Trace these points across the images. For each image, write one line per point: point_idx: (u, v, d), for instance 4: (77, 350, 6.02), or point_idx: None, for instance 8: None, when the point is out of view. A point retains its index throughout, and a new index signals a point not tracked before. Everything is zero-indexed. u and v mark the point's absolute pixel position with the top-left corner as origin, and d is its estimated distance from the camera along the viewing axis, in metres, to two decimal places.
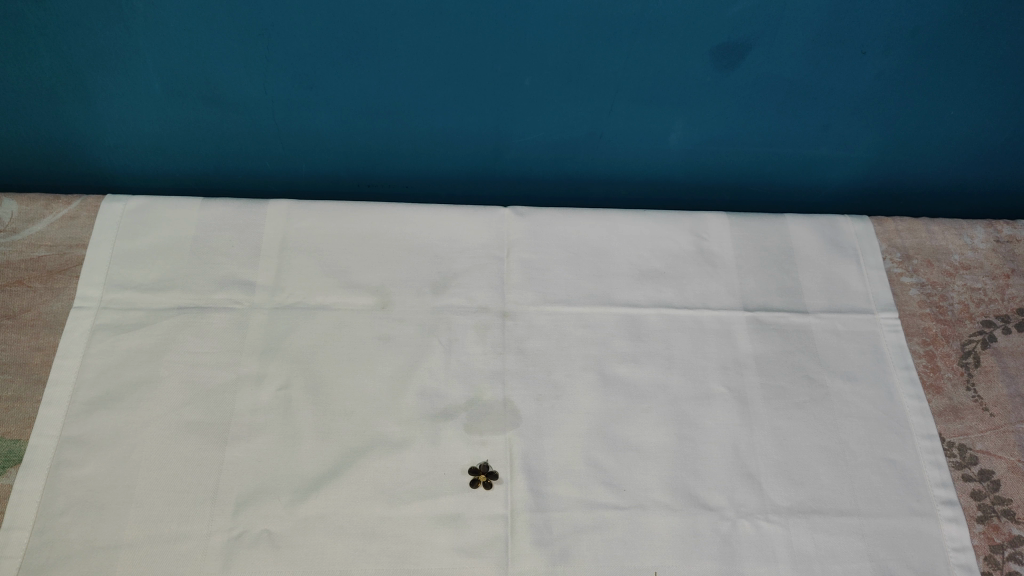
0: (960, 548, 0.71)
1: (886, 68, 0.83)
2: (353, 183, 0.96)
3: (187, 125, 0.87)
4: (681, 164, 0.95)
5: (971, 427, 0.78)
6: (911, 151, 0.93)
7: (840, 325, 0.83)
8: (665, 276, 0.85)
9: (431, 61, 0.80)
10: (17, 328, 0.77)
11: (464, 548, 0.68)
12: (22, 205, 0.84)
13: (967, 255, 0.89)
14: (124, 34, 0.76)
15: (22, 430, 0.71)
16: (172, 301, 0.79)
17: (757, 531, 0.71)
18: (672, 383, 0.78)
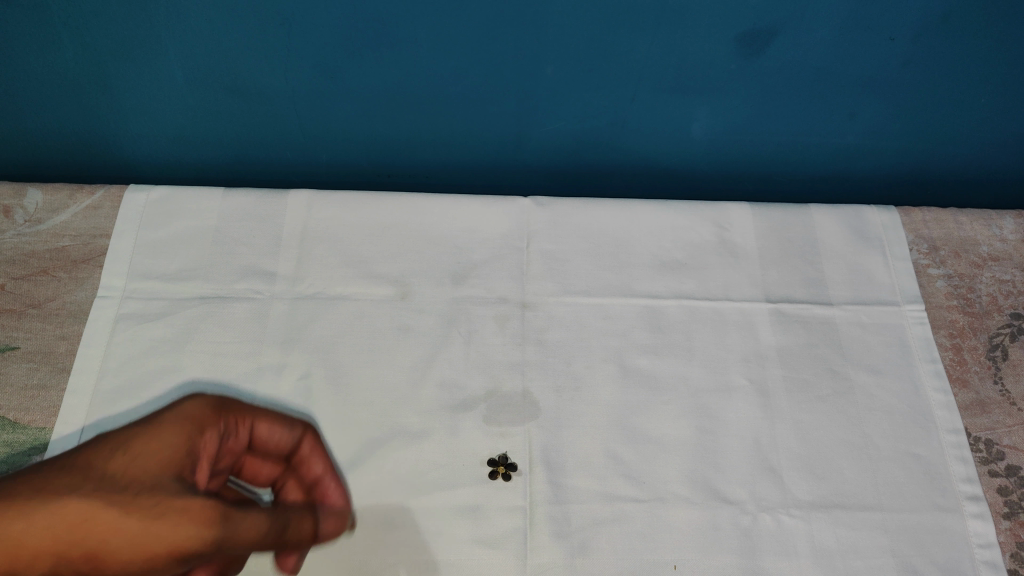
0: (985, 544, 0.70)
1: (915, 55, 0.81)
2: (373, 172, 0.96)
3: (209, 115, 0.87)
4: (703, 154, 0.93)
5: (999, 422, 0.76)
6: (939, 139, 0.92)
7: (865, 317, 0.82)
8: (686, 267, 0.84)
9: (452, 50, 0.79)
10: (41, 317, 0.78)
11: (483, 539, 0.68)
12: (47, 195, 0.85)
13: (995, 246, 0.88)
14: (146, 24, 0.76)
15: (47, 419, 0.72)
16: (194, 291, 0.79)
17: (778, 525, 0.70)
18: (693, 376, 0.77)
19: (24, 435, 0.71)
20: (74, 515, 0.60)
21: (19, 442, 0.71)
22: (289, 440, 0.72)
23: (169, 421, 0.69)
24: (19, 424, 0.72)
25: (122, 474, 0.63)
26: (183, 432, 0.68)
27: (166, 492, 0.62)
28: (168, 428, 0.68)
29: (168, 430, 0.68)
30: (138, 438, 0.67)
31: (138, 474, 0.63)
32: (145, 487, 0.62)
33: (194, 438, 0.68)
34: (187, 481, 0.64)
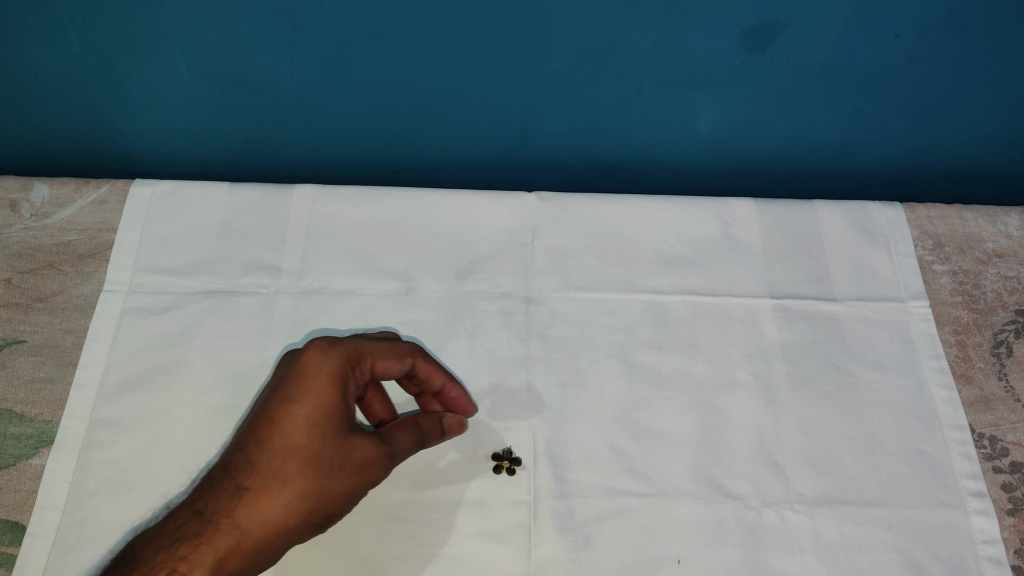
0: (989, 540, 0.70)
1: (921, 51, 0.81)
2: (378, 168, 0.96)
3: (214, 109, 0.87)
4: (708, 149, 0.94)
5: (1003, 419, 0.76)
6: (944, 135, 0.92)
7: (869, 313, 0.82)
8: (691, 262, 0.84)
9: (457, 45, 0.79)
10: (48, 311, 0.78)
11: (487, 533, 0.68)
12: (53, 189, 0.86)
13: (1001, 242, 0.88)
14: (152, 19, 0.76)
15: (54, 412, 0.73)
16: (199, 285, 0.80)
17: (782, 521, 0.70)
18: (697, 371, 0.77)
19: (31, 428, 0.72)
20: (328, 493, 0.63)
21: (27, 436, 0.71)
22: (403, 366, 0.68)
23: (314, 382, 0.64)
24: (26, 417, 0.72)
25: (348, 446, 0.63)
26: (336, 395, 0.64)
27: (386, 461, 0.65)
28: (321, 390, 0.64)
29: (318, 393, 0.64)
30: (306, 403, 0.63)
31: (366, 454, 0.64)
32: (369, 466, 0.64)
33: (346, 400, 0.65)
34: (388, 442, 0.65)
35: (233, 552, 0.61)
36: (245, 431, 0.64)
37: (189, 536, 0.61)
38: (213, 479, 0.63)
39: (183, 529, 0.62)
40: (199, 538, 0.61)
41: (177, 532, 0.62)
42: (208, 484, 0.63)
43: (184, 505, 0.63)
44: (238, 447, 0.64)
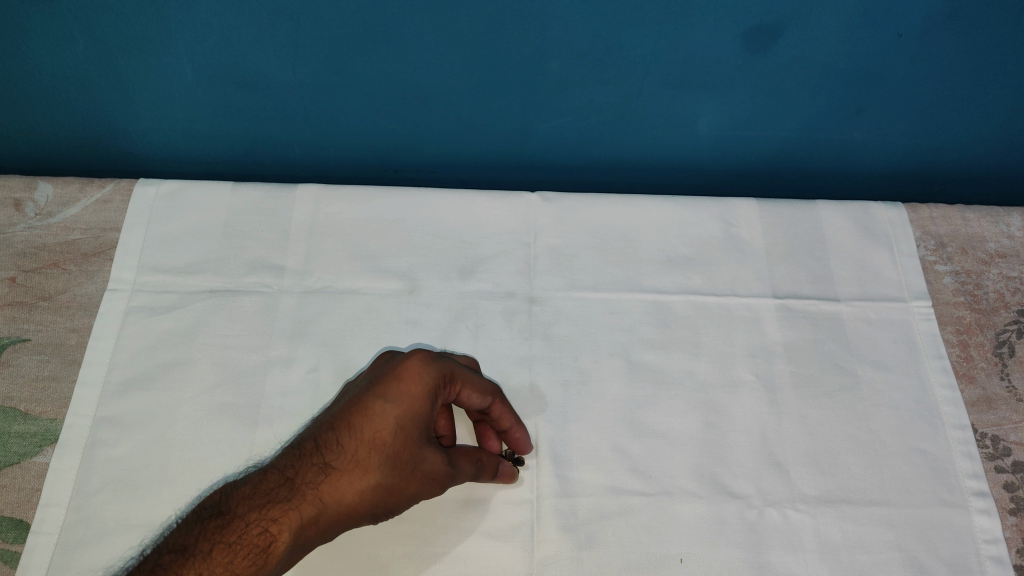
0: (991, 540, 0.70)
1: (922, 52, 0.81)
2: (381, 167, 0.96)
3: (218, 110, 0.87)
4: (710, 150, 0.94)
5: (1005, 418, 0.77)
6: (946, 136, 0.92)
7: (872, 314, 0.82)
8: (693, 263, 0.85)
9: (460, 45, 0.79)
10: (52, 309, 0.79)
11: (490, 532, 0.69)
12: (57, 188, 0.86)
13: (1003, 243, 0.88)
14: (156, 19, 0.77)
15: (58, 410, 0.73)
16: (203, 284, 0.80)
17: (785, 520, 0.70)
18: (700, 371, 0.78)
19: (35, 427, 0.72)
20: (398, 495, 0.65)
21: (31, 434, 0.72)
22: (483, 402, 0.70)
23: (410, 390, 0.67)
24: (30, 415, 0.73)
25: (424, 454, 0.66)
26: (424, 404, 0.67)
27: (447, 481, 0.67)
28: (414, 395, 0.67)
29: (412, 398, 0.67)
30: (399, 405, 0.67)
31: (435, 468, 0.66)
32: (434, 480, 0.66)
33: (431, 412, 0.67)
34: (456, 465, 0.67)
35: (309, 528, 0.63)
36: (339, 416, 0.67)
37: (278, 500, 0.63)
38: (303, 451, 0.66)
39: (272, 492, 0.64)
40: (287, 504, 0.63)
41: (267, 493, 0.64)
42: (298, 455, 0.66)
43: (273, 471, 0.65)
44: (331, 429, 0.66)
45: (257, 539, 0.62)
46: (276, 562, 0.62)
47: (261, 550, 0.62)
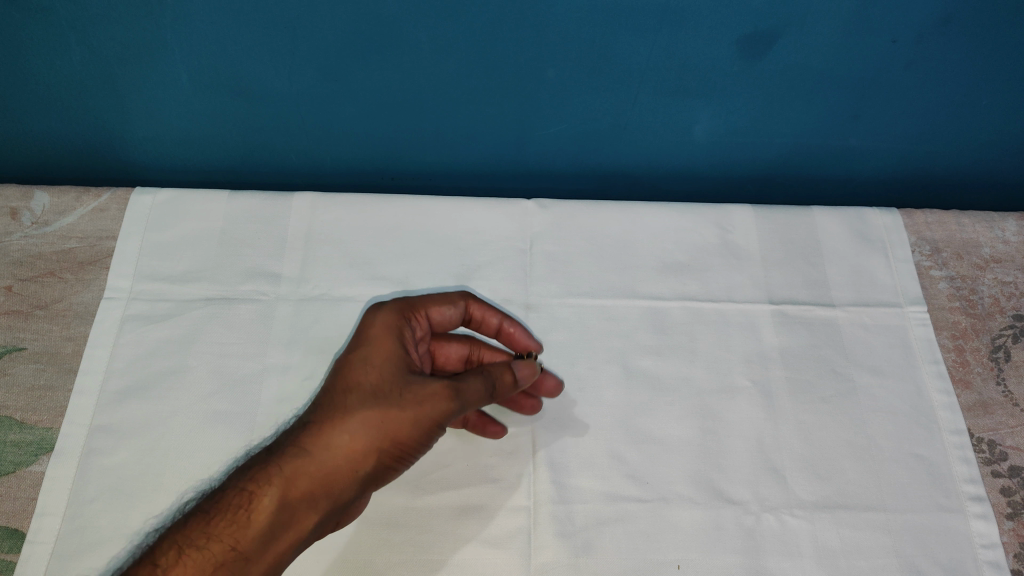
0: (989, 545, 0.69)
1: (916, 58, 0.81)
2: (377, 175, 0.97)
3: (214, 117, 0.87)
4: (706, 156, 0.94)
5: (1001, 423, 0.77)
6: (941, 141, 0.92)
7: (868, 319, 0.82)
8: (689, 269, 0.85)
9: (456, 53, 0.79)
10: (48, 318, 0.79)
11: (487, 539, 0.68)
12: (54, 197, 0.86)
13: (998, 248, 0.88)
14: (152, 28, 0.77)
15: (54, 419, 0.73)
16: (199, 292, 0.80)
17: (782, 525, 0.70)
18: (696, 376, 0.78)
19: (30, 436, 0.72)
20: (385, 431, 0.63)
21: (27, 443, 0.71)
22: (457, 310, 0.74)
23: (371, 331, 0.68)
24: (26, 424, 0.72)
25: (405, 383, 0.65)
26: (393, 342, 0.68)
27: (453, 394, 0.64)
28: (380, 336, 0.68)
29: (377, 340, 0.68)
30: (367, 348, 0.67)
31: (427, 387, 0.65)
32: (431, 397, 0.64)
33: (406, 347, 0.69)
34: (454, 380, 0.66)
35: (292, 479, 0.62)
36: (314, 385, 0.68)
37: (257, 463, 0.63)
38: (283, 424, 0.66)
39: (252, 461, 0.64)
40: (265, 463, 0.63)
41: (248, 463, 0.63)
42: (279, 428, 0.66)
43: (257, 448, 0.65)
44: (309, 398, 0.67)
45: (238, 502, 0.61)
46: (263, 523, 0.61)
47: (244, 510, 0.61)
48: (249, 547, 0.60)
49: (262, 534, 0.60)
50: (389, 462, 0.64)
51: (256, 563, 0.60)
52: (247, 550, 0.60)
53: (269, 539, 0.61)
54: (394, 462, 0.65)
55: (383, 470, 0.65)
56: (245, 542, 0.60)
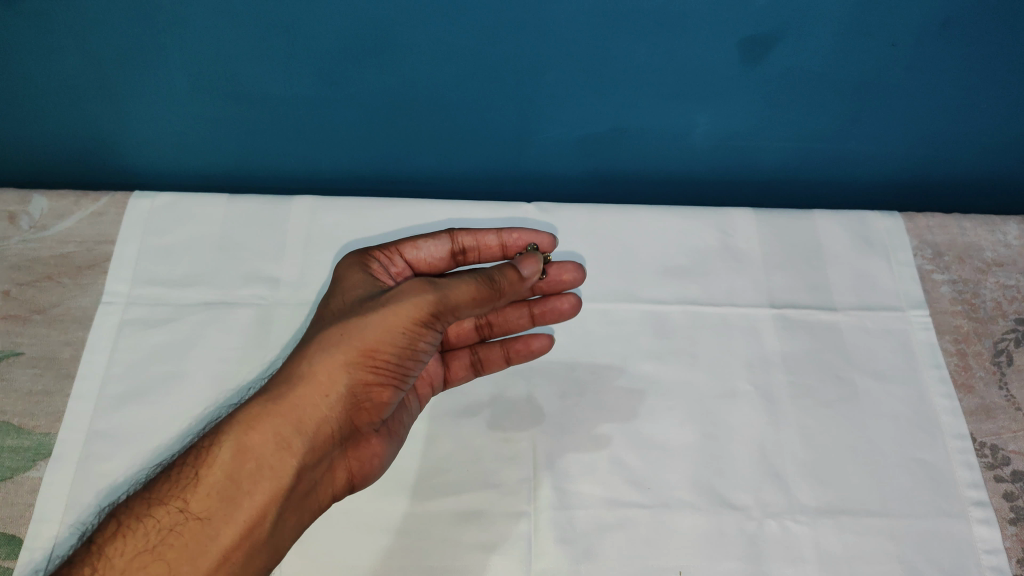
0: (991, 550, 0.69)
1: (917, 61, 0.81)
2: (376, 179, 0.96)
3: (213, 121, 0.87)
4: (706, 159, 0.94)
5: (1004, 427, 0.76)
6: (942, 144, 0.92)
7: (869, 323, 0.82)
8: (690, 273, 0.85)
9: (455, 56, 0.79)
10: (46, 323, 0.78)
11: (488, 545, 0.68)
12: (52, 201, 0.86)
13: (1000, 251, 0.88)
14: (150, 31, 0.77)
15: (52, 424, 0.72)
16: (198, 297, 0.79)
17: (784, 531, 0.69)
18: (698, 381, 0.77)
19: (28, 441, 0.71)
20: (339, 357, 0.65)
21: (24, 448, 0.71)
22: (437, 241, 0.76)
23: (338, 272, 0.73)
24: (24, 430, 0.72)
25: (366, 300, 0.67)
26: (357, 274, 0.71)
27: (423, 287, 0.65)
28: (344, 273, 0.72)
29: (343, 278, 0.72)
30: (332, 290, 0.71)
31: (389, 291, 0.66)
32: (393, 296, 0.66)
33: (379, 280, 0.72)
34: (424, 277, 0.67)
35: (246, 429, 0.64)
36: None
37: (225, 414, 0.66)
38: None
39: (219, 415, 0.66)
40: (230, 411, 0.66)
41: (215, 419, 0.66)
42: None
43: None
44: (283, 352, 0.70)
45: (195, 456, 0.64)
46: (222, 476, 0.63)
47: (201, 457, 0.63)
48: (207, 505, 0.62)
49: (218, 489, 0.62)
50: (355, 391, 0.66)
51: (220, 519, 0.62)
52: (197, 509, 0.62)
53: (232, 495, 0.62)
54: (364, 390, 0.67)
55: (353, 401, 0.67)
56: (195, 501, 0.62)
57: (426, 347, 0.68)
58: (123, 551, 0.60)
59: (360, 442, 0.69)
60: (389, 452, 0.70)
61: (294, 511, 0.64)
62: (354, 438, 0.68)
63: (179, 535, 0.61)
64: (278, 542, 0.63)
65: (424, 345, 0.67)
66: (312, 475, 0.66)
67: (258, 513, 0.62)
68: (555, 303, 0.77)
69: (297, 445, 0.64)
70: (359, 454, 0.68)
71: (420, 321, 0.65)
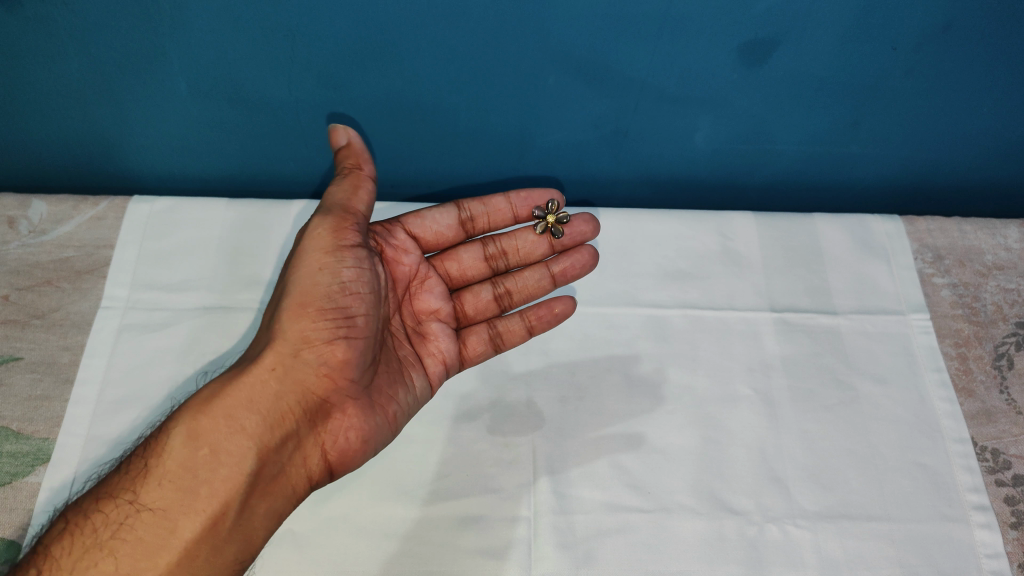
0: (992, 555, 0.69)
1: (917, 64, 0.81)
2: (376, 182, 0.96)
3: (213, 125, 0.87)
4: (707, 163, 0.93)
5: (1005, 432, 0.76)
6: (943, 148, 0.92)
7: (870, 326, 0.82)
8: (691, 276, 0.85)
9: (456, 61, 0.79)
10: (45, 328, 0.78)
11: (487, 550, 0.68)
12: (52, 206, 0.86)
13: (1000, 255, 0.88)
14: (151, 36, 0.77)
15: (51, 429, 0.72)
16: (197, 301, 0.79)
17: (785, 536, 0.69)
18: (698, 385, 0.77)
19: (27, 446, 0.71)
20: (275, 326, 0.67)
21: (23, 453, 0.70)
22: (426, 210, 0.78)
23: None
24: (23, 434, 0.71)
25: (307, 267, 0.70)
26: None
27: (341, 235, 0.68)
28: None
29: None
30: None
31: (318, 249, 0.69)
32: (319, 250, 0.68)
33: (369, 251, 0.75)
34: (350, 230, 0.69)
35: (195, 416, 0.66)
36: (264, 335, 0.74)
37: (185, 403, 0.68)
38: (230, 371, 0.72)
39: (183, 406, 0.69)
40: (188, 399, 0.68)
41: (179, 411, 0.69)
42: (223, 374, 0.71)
43: None
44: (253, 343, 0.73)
45: (150, 450, 0.66)
46: (176, 467, 0.64)
47: (156, 449, 0.65)
48: (162, 497, 0.64)
49: (172, 479, 0.64)
50: (298, 359, 0.67)
51: (176, 511, 0.63)
52: (150, 502, 0.63)
53: (186, 484, 0.64)
54: (310, 356, 0.67)
55: (300, 371, 0.67)
56: (145, 493, 0.64)
57: (360, 294, 0.68)
58: (68, 550, 0.61)
59: (329, 417, 0.68)
60: (361, 423, 0.69)
61: (264, 495, 0.65)
62: (320, 413, 0.68)
63: (133, 529, 0.63)
64: (248, 532, 0.64)
65: (351, 285, 0.68)
66: (277, 457, 0.67)
67: (218, 500, 0.64)
68: (574, 257, 0.81)
69: (249, 424, 0.66)
70: (329, 430, 0.68)
71: (332, 262, 0.67)
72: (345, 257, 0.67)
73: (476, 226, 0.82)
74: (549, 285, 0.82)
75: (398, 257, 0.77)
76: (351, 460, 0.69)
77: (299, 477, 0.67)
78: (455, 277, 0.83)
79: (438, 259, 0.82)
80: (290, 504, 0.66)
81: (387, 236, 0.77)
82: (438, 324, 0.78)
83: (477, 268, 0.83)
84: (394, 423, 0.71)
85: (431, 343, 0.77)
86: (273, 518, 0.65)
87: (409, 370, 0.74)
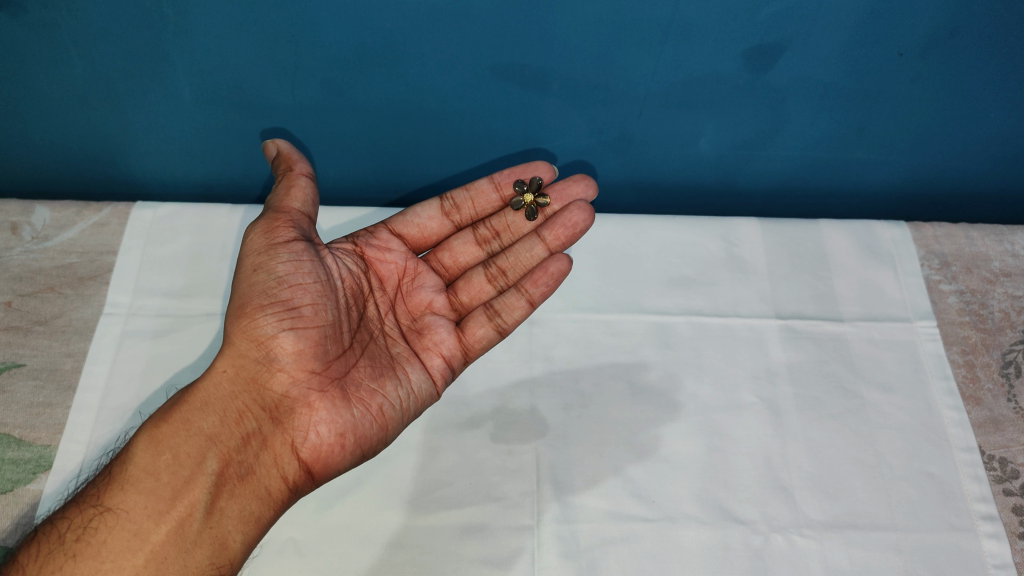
0: (1000, 565, 0.68)
1: (924, 69, 0.80)
2: (379, 188, 0.95)
3: (216, 131, 0.87)
4: (712, 170, 0.93)
5: (1013, 440, 0.75)
6: (950, 153, 0.91)
7: (876, 333, 0.81)
8: (696, 283, 0.84)
9: (460, 67, 0.79)
10: (47, 334, 0.77)
11: (490, 559, 0.67)
12: (55, 212, 0.85)
13: (1008, 261, 0.87)
14: (154, 42, 0.77)
15: (52, 436, 0.71)
16: (200, 307, 0.79)
17: (790, 546, 0.69)
18: (703, 394, 0.77)
19: (28, 453, 0.70)
20: (229, 332, 0.68)
21: (25, 460, 0.70)
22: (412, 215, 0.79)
23: None
24: (25, 441, 0.71)
25: None
26: None
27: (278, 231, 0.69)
28: None
29: None
30: None
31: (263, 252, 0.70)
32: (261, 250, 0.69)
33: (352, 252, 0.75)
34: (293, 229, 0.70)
35: (158, 423, 0.65)
36: None
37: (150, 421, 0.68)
38: None
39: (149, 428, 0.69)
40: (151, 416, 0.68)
41: None
42: None
43: None
44: None
45: (116, 460, 0.65)
46: (139, 471, 0.63)
47: (120, 458, 0.65)
48: (127, 499, 0.62)
49: (135, 483, 0.63)
50: (251, 358, 0.67)
51: (139, 513, 0.62)
52: (114, 505, 0.62)
53: (148, 487, 0.62)
54: (261, 354, 0.66)
55: (256, 370, 0.67)
56: (108, 497, 0.62)
57: (302, 284, 0.67)
58: (34, 556, 0.59)
59: (295, 414, 0.66)
60: (332, 417, 0.66)
61: (234, 497, 0.64)
62: (284, 410, 0.66)
63: (98, 532, 0.61)
64: (220, 532, 0.62)
65: (291, 276, 0.67)
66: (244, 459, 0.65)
67: (184, 502, 0.62)
68: (565, 214, 0.77)
69: (209, 426, 0.65)
70: (297, 427, 0.66)
71: (266, 259, 0.68)
72: (279, 252, 0.68)
73: (461, 213, 0.80)
74: (545, 252, 0.77)
75: (380, 256, 0.76)
76: (328, 456, 0.65)
77: (273, 478, 0.65)
78: (452, 269, 0.80)
79: (431, 255, 0.80)
80: (262, 505, 0.64)
81: (369, 238, 0.77)
82: (433, 317, 0.75)
83: (469, 254, 0.80)
84: (381, 418, 0.67)
85: (427, 337, 0.73)
86: (247, 520, 0.63)
87: (400, 365, 0.71)
